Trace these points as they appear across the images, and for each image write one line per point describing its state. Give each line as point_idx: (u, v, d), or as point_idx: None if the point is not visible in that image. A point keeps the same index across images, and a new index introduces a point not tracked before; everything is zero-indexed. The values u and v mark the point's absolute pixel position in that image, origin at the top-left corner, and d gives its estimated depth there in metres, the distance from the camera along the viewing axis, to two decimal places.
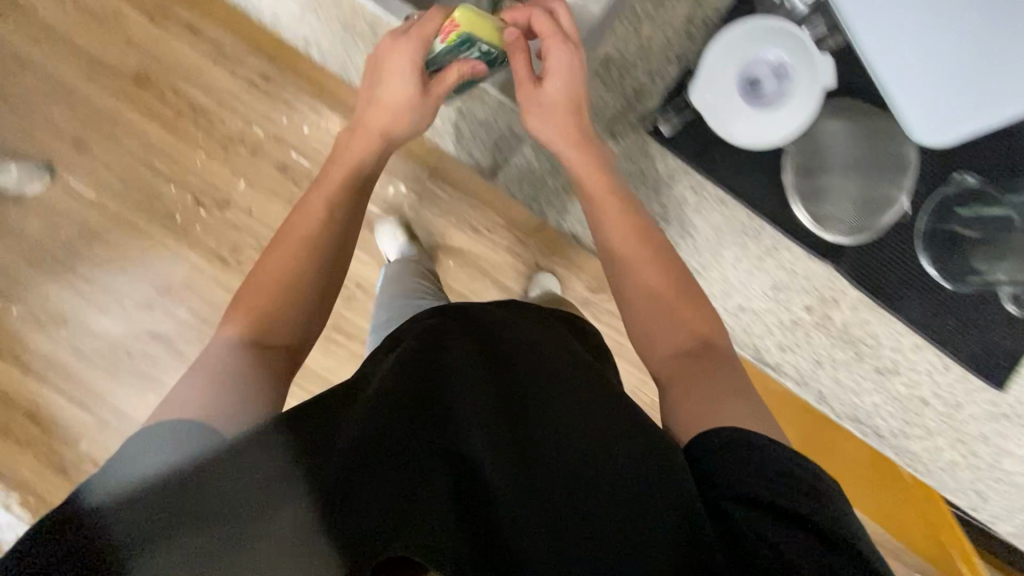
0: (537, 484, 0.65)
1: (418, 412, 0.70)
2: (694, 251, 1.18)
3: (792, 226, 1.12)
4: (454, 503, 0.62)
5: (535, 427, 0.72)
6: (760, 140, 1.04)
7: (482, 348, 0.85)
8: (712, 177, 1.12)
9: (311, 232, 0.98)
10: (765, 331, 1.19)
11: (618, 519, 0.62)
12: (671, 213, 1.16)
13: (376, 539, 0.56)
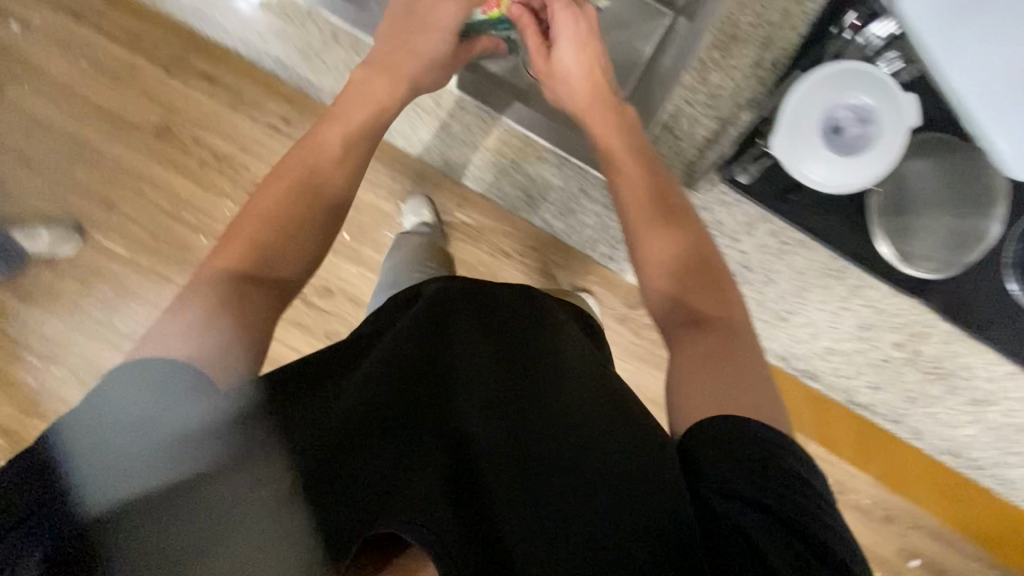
0: (598, 505, 0.36)
1: (414, 388, 0.42)
2: (779, 305, 0.80)
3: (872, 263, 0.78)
4: (458, 507, 0.35)
5: (574, 418, 0.42)
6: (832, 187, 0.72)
7: (514, 311, 0.54)
8: (814, 212, 0.77)
9: (326, 146, 0.60)
10: (855, 373, 0.81)
11: (712, 548, 0.34)
12: (754, 260, 0.79)
13: (347, 512, 0.34)
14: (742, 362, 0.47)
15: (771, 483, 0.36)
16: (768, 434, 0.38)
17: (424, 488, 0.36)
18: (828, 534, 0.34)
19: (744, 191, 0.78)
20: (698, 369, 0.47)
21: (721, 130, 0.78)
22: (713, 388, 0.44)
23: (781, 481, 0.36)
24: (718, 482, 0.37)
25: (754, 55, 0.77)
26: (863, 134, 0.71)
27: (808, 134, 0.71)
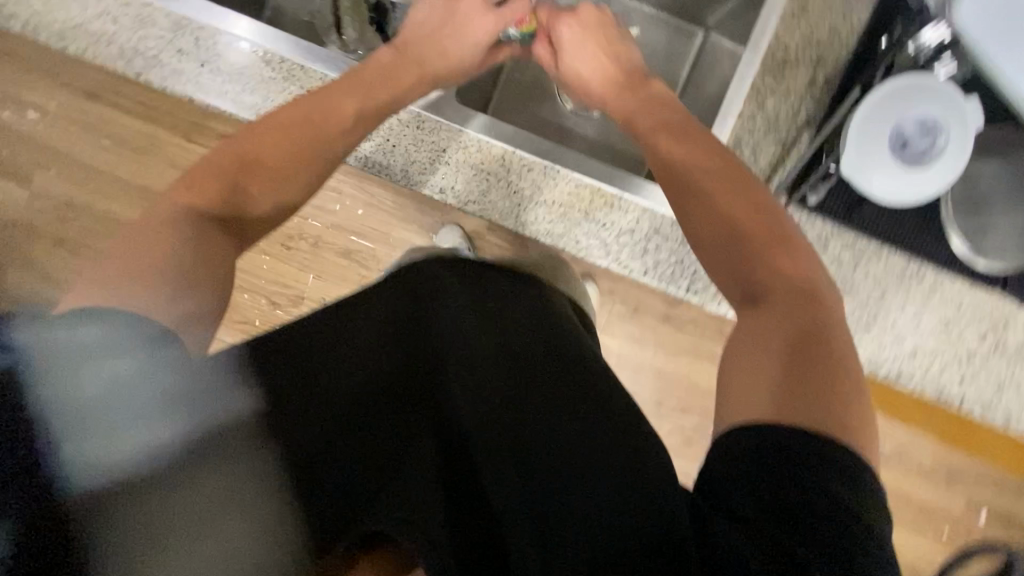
0: (553, 473, 0.45)
1: (403, 388, 0.50)
2: (861, 312, 0.82)
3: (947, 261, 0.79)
4: (444, 485, 0.45)
5: (548, 406, 0.50)
6: (887, 197, 0.74)
7: (490, 288, 0.59)
8: (886, 219, 0.79)
9: (324, 116, 0.62)
10: (941, 366, 0.83)
11: (655, 505, 0.42)
12: (833, 274, 0.81)
13: (342, 507, 0.45)
14: (811, 339, 0.48)
15: (804, 499, 0.39)
16: (817, 449, 0.41)
17: (419, 471, 0.46)
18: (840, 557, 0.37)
19: (814, 210, 0.79)
20: (758, 350, 0.48)
21: (783, 153, 0.80)
22: (785, 383, 0.45)
23: (818, 501, 0.39)
24: (751, 508, 0.40)
25: (808, 67, 0.79)
26: (934, 144, 0.73)
27: (880, 155, 0.73)
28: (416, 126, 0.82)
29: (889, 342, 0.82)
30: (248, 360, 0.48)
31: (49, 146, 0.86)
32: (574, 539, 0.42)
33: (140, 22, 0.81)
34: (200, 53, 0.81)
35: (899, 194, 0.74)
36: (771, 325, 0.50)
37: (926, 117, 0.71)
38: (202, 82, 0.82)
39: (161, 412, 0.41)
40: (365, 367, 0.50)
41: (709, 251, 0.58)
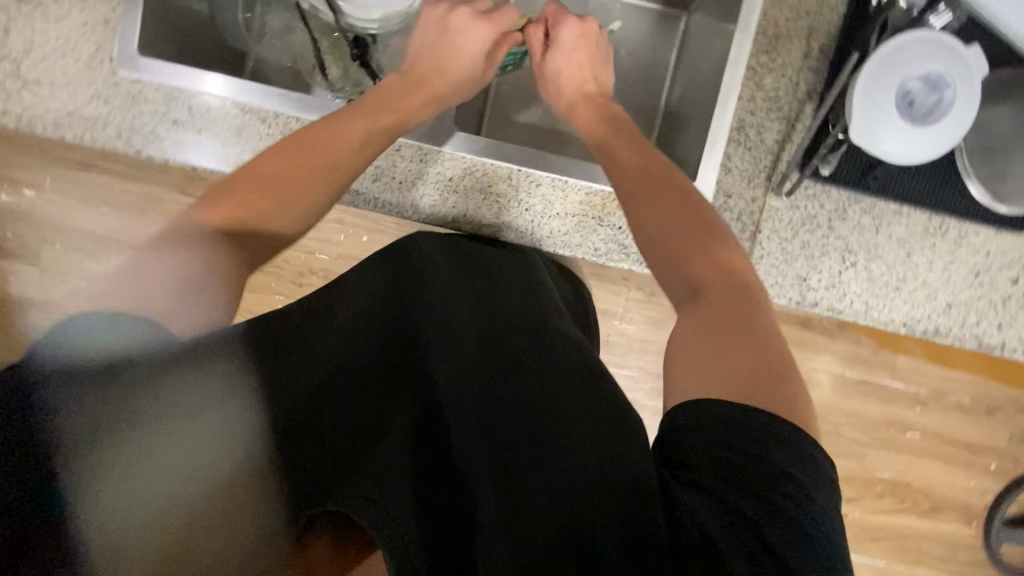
0: (519, 430, 0.49)
1: (385, 361, 0.53)
2: (887, 274, 0.81)
3: (970, 211, 0.79)
4: (415, 444, 0.48)
5: (523, 388, 0.53)
6: (888, 149, 0.71)
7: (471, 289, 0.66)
8: (901, 179, 0.78)
9: (332, 145, 0.62)
10: (978, 316, 0.82)
11: (623, 467, 0.43)
12: (855, 242, 0.80)
13: (314, 479, 0.44)
14: (739, 328, 0.49)
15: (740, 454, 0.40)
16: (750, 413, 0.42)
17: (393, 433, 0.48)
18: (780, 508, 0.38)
19: (829, 180, 0.79)
20: (701, 342, 0.48)
21: (789, 128, 0.79)
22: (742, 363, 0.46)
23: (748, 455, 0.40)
24: (699, 469, 0.41)
25: (802, 37, 0.78)
26: (940, 100, 0.72)
27: (892, 115, 0.71)
28: (418, 156, 0.82)
29: (921, 301, 0.82)
30: (244, 339, 0.50)
31: (56, 229, 0.87)
32: (535, 505, 0.43)
33: (130, 100, 0.81)
34: (197, 121, 0.81)
35: (899, 148, 0.72)
36: (700, 314, 0.51)
37: (938, 75, 0.71)
38: (201, 150, 0.82)
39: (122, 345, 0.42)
40: (349, 340, 0.53)
41: (665, 235, 0.57)
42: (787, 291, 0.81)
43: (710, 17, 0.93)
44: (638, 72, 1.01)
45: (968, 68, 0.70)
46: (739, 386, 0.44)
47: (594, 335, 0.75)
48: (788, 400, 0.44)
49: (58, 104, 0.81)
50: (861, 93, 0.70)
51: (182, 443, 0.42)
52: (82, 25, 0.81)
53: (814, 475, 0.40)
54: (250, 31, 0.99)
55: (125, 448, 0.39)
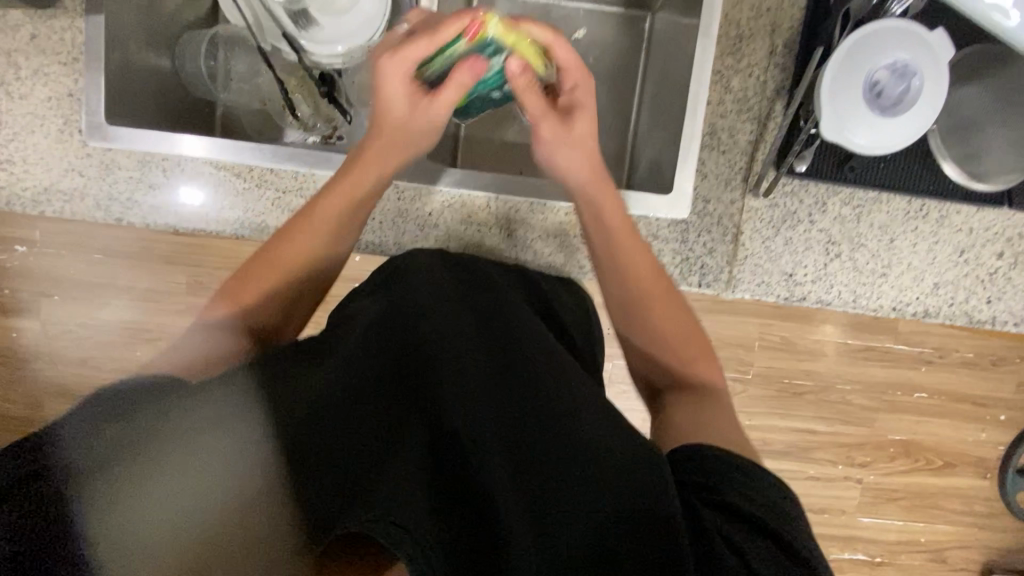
0: (541, 450, 0.45)
1: (395, 378, 0.48)
2: (874, 262, 0.81)
3: (948, 191, 0.79)
4: (432, 468, 0.43)
5: (546, 398, 0.49)
6: (853, 139, 0.71)
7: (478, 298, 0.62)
8: (878, 167, 0.79)
9: (315, 221, 0.66)
10: (967, 294, 0.83)
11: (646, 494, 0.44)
12: (838, 234, 0.81)
13: (330, 498, 0.39)
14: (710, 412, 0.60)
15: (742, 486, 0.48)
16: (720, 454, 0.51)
17: (409, 457, 0.43)
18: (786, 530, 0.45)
19: (805, 176, 0.78)
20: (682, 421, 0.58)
21: (762, 128, 0.79)
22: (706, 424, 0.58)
23: (748, 487, 0.48)
24: (713, 490, 0.47)
25: (764, 36, 0.78)
26: (909, 88, 0.71)
27: (858, 111, 0.71)
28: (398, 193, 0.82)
29: (909, 284, 0.82)
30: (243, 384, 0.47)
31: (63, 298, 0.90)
32: (566, 521, 0.42)
33: (105, 169, 0.82)
34: (170, 182, 0.82)
35: (865, 137, 0.72)
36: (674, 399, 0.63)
37: (905, 62, 0.70)
38: (182, 212, 0.83)
39: (136, 391, 0.46)
40: (355, 362, 0.49)
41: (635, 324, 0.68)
42: (774, 288, 0.82)
43: (677, 13, 0.91)
44: (613, 68, 0.99)
45: (936, 59, 0.70)
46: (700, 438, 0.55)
47: (597, 356, 0.74)
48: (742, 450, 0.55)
49: (36, 179, 0.82)
50: (825, 82, 0.70)
51: (183, 463, 0.40)
52: (48, 100, 0.81)
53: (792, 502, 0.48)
54: (215, 82, 0.93)
55: (124, 471, 0.39)
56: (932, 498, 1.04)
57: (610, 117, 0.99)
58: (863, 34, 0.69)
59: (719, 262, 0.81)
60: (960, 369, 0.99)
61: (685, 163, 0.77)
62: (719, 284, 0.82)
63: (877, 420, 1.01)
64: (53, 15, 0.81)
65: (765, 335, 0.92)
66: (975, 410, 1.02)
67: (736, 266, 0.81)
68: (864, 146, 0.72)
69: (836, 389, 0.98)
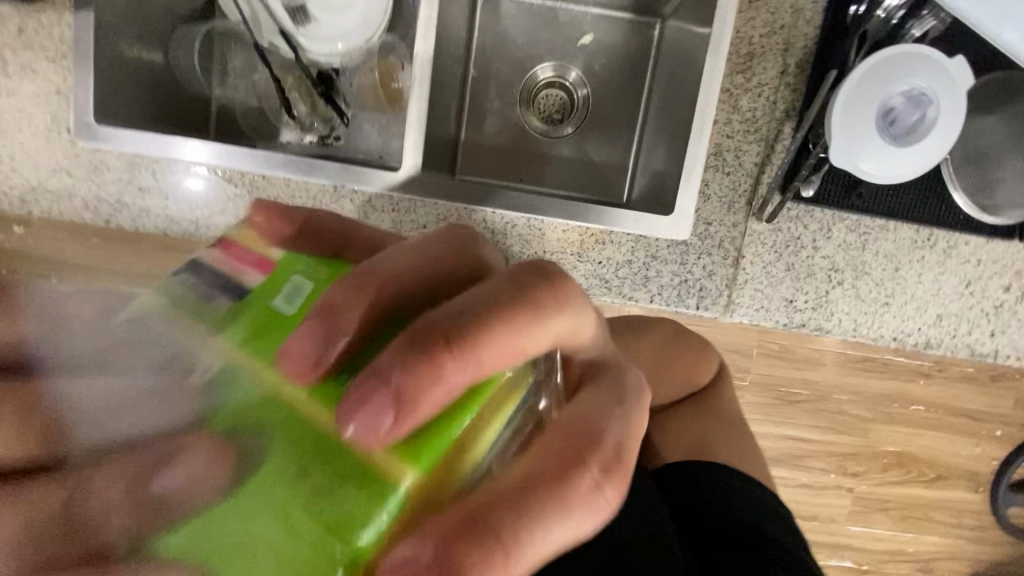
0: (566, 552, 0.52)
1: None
2: (877, 291, 0.80)
3: (957, 220, 0.77)
4: None
5: None
6: (859, 165, 0.69)
7: None
8: (886, 195, 0.76)
9: None
10: (970, 325, 0.81)
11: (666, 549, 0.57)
12: (841, 261, 0.79)
13: None
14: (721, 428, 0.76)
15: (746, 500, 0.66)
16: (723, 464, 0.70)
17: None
18: (754, 490, 0.68)
19: (811, 202, 0.77)
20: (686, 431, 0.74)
21: (769, 149, 0.77)
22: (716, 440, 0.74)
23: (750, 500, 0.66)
24: (749, 532, 0.62)
25: (776, 55, 0.75)
26: (923, 118, 0.70)
27: (872, 135, 0.69)
28: (395, 203, 0.82)
29: (912, 315, 0.80)
30: None
31: None
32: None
33: (94, 169, 0.81)
34: (161, 185, 0.81)
35: (872, 164, 0.69)
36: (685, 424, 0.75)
37: (922, 92, 0.68)
38: (170, 214, 0.82)
39: None
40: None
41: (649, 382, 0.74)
42: (773, 314, 0.80)
43: (689, 21, 0.87)
44: (620, 74, 0.96)
45: (956, 94, 0.67)
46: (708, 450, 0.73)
47: None
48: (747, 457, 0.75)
49: (24, 177, 0.80)
50: (838, 103, 0.68)
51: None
52: (35, 97, 0.79)
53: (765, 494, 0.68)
54: (209, 75, 0.91)
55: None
56: (922, 509, 1.03)
57: (615, 125, 0.96)
58: (886, 58, 0.67)
59: (718, 286, 0.80)
60: (959, 384, 0.98)
61: (687, 184, 0.75)
62: (717, 307, 0.81)
63: (872, 430, 0.99)
64: (40, 10, 0.78)
65: (767, 346, 0.91)
66: (971, 425, 1.00)
67: (735, 290, 0.80)
68: (868, 174, 0.69)
69: (832, 399, 0.96)
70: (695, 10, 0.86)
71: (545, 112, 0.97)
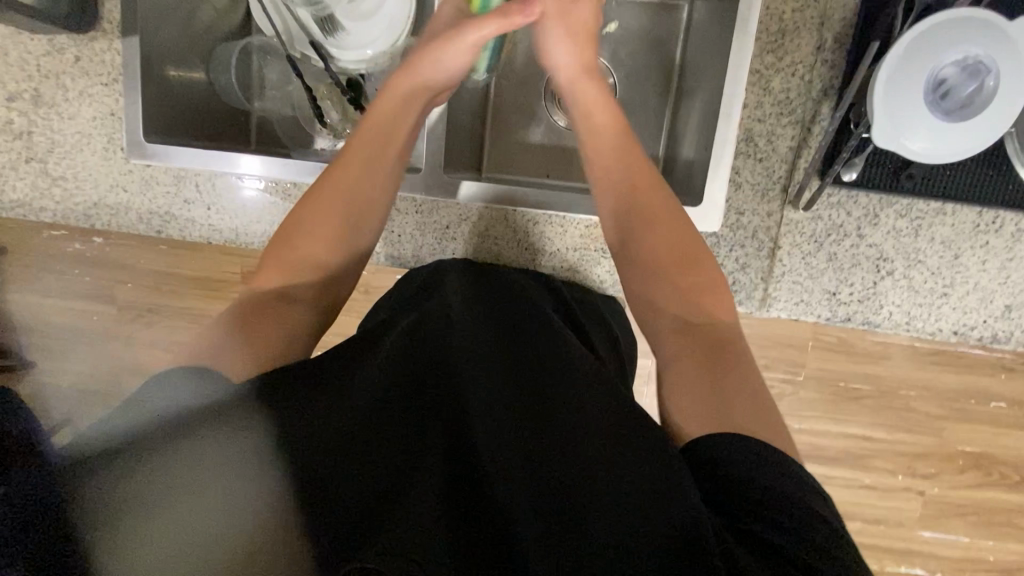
0: (572, 476, 0.43)
1: (420, 401, 0.47)
2: (931, 280, 0.75)
3: (1013, 194, 0.71)
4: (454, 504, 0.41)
5: (562, 422, 0.48)
6: (926, 147, 0.64)
7: (493, 297, 0.66)
8: (925, 190, 0.72)
9: (312, 230, 0.63)
10: None
11: (667, 497, 0.42)
12: (894, 252, 0.75)
13: (350, 534, 0.37)
14: (716, 371, 0.54)
15: (772, 490, 0.43)
16: (751, 447, 0.46)
17: (427, 488, 0.41)
18: (804, 491, 0.44)
19: (854, 186, 0.72)
20: (695, 379, 0.54)
21: (805, 135, 0.73)
22: (716, 391, 0.52)
23: (781, 491, 0.43)
24: (765, 507, 0.42)
25: (802, 38, 0.71)
26: (981, 88, 0.63)
27: (926, 114, 0.63)
28: (427, 213, 0.83)
29: (978, 306, 0.76)
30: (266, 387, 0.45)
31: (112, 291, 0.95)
32: (599, 537, 0.40)
33: (146, 184, 0.88)
34: (205, 197, 0.88)
35: (940, 143, 0.64)
36: (683, 348, 0.57)
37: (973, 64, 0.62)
38: (213, 223, 0.89)
39: (128, 441, 0.39)
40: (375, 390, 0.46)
41: (669, 255, 0.62)
42: (815, 308, 0.78)
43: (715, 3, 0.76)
44: (640, 68, 0.86)
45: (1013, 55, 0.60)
46: (736, 420, 0.49)
47: (628, 371, 0.73)
48: (784, 436, 0.49)
49: (95, 190, 0.89)
50: (893, 80, 0.62)
51: (221, 500, 0.38)
52: (93, 120, 0.86)
53: (816, 494, 0.45)
54: (249, 92, 0.93)
55: (133, 519, 0.36)
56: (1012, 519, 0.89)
57: (643, 109, 0.87)
58: (940, 37, 0.61)
59: (754, 276, 0.77)
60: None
61: (716, 170, 0.72)
62: (753, 302, 0.78)
63: (947, 430, 0.85)
64: (92, 39, 0.84)
65: (822, 338, 0.80)
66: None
67: (772, 284, 0.77)
68: (935, 155, 0.64)
69: (897, 395, 0.83)
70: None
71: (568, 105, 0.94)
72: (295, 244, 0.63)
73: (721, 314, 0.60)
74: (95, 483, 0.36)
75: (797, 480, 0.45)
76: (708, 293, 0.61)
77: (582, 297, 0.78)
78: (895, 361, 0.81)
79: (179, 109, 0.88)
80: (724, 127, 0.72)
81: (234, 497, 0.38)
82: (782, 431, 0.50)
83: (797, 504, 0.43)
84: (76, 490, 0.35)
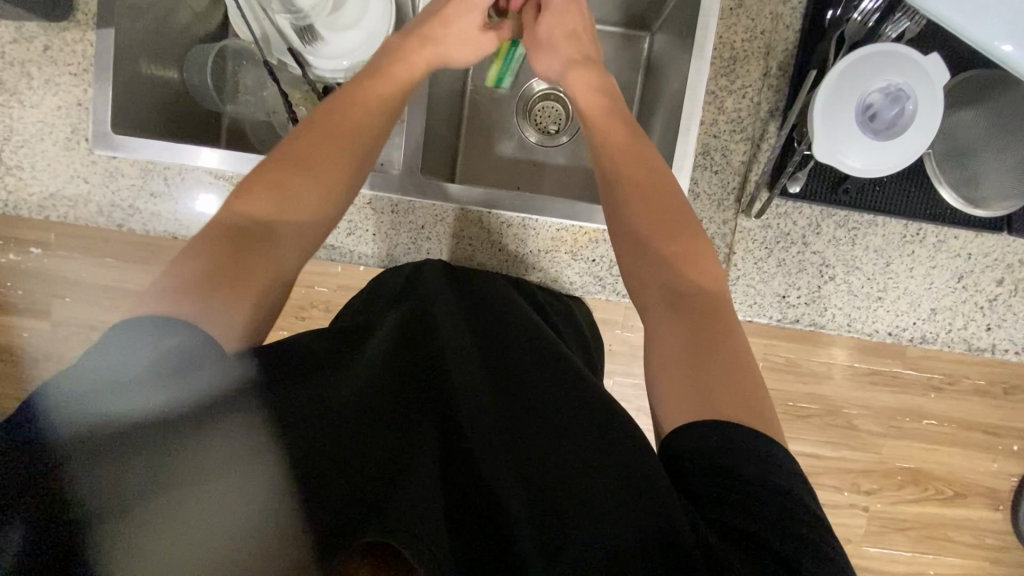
0: (558, 470, 0.46)
1: (412, 396, 0.49)
2: (866, 284, 0.83)
3: (933, 210, 0.80)
4: (449, 502, 0.44)
5: (547, 417, 0.50)
6: (856, 161, 0.71)
7: (470, 299, 0.69)
8: (859, 202, 0.80)
9: (299, 172, 0.61)
10: (966, 322, 0.84)
11: (650, 480, 0.43)
12: (834, 258, 0.82)
13: (347, 520, 0.39)
14: (700, 353, 0.55)
15: (741, 468, 0.45)
16: (730, 435, 0.47)
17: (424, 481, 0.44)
18: (776, 472, 0.45)
19: (798, 198, 0.79)
20: (669, 350, 0.56)
21: (755, 149, 0.81)
22: (689, 363, 0.54)
23: (748, 467, 0.45)
24: (737, 483, 0.44)
25: (750, 66, 0.80)
26: (902, 112, 0.72)
27: (857, 133, 0.71)
28: (402, 212, 0.85)
29: (909, 310, 0.84)
30: (258, 366, 0.45)
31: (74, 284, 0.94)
32: (587, 531, 0.42)
33: (109, 176, 0.86)
34: (173, 190, 0.86)
35: (868, 159, 0.71)
36: (670, 327, 0.58)
37: (893, 91, 0.71)
38: (179, 218, 0.87)
39: (127, 428, 0.37)
40: (369, 378, 0.48)
41: (652, 227, 0.65)
42: (767, 310, 0.83)
43: (672, 33, 0.84)
44: None
45: (929, 85, 0.69)
46: (706, 389, 0.51)
47: (596, 364, 0.76)
48: (757, 406, 0.50)
49: (52, 180, 0.86)
50: (829, 100, 0.70)
51: (214, 495, 0.37)
52: (57, 109, 0.84)
53: (790, 475, 0.45)
54: (222, 93, 0.93)
55: (136, 508, 0.35)
56: (940, 531, 0.99)
57: None
58: (871, 63, 0.69)
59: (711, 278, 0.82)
60: (970, 398, 0.93)
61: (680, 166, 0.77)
62: None
63: (883, 443, 0.95)
64: (65, 28, 0.83)
65: (770, 356, 0.91)
66: (987, 440, 0.96)
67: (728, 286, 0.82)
68: (863, 168, 0.71)
69: (841, 412, 0.94)
70: (676, 26, 0.84)
71: (541, 124, 1.00)
72: (273, 182, 0.60)
73: (709, 288, 0.61)
74: (79, 474, 0.35)
75: (768, 462, 0.45)
76: (698, 269, 0.63)
77: (552, 298, 0.81)
78: (837, 381, 0.92)
79: (150, 102, 0.87)
80: (686, 140, 0.77)
81: (236, 491, 0.38)
82: (758, 398, 0.51)
83: (770, 484, 0.44)
84: (69, 480, 0.34)
